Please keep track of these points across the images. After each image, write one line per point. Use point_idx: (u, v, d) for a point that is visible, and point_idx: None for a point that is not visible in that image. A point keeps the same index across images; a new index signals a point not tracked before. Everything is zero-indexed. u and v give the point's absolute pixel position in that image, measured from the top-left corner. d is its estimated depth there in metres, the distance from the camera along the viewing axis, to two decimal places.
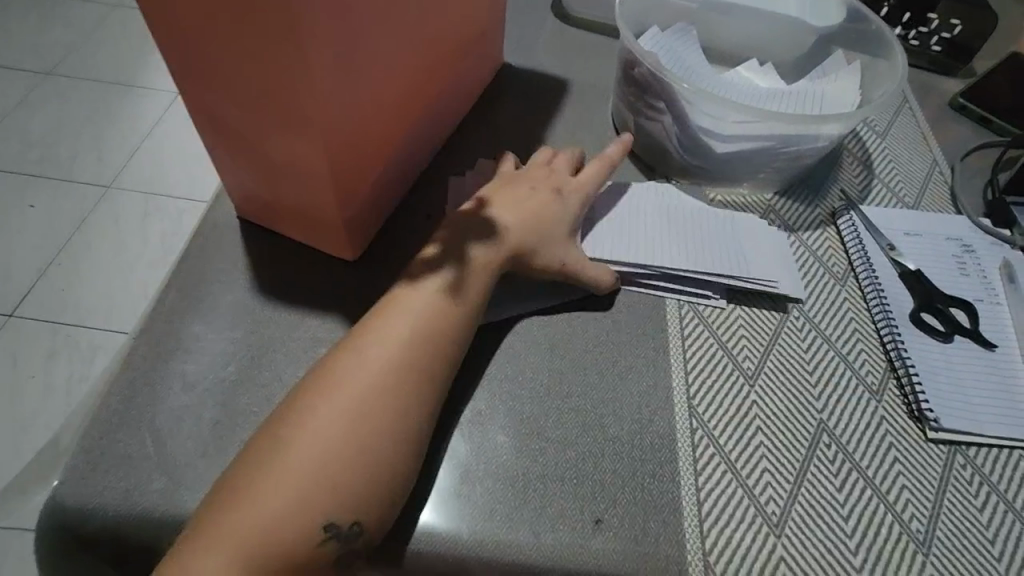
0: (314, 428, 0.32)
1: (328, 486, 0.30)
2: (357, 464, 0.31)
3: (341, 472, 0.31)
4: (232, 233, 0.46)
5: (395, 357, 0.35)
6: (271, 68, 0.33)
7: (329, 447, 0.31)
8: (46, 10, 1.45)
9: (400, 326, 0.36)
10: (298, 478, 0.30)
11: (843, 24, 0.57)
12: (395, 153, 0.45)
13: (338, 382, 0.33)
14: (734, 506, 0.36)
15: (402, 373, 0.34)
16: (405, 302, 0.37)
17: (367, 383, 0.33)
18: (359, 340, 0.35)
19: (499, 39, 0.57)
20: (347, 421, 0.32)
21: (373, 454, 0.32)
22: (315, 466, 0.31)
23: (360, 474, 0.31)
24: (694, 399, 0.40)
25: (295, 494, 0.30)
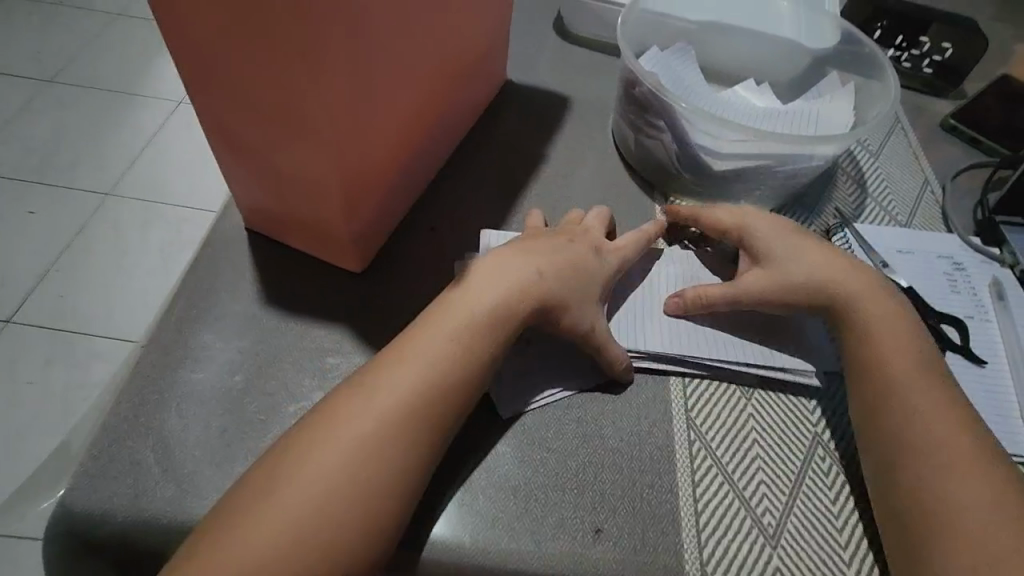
0: (324, 458, 0.31)
1: (337, 520, 0.30)
2: (353, 502, 0.31)
3: (336, 509, 0.30)
4: (239, 244, 0.47)
5: (409, 387, 0.34)
6: (285, 85, 0.34)
7: (331, 480, 0.31)
8: (50, 19, 1.46)
9: (419, 359, 0.35)
10: (299, 508, 0.30)
11: (837, 46, 0.59)
12: (401, 167, 0.46)
13: (348, 411, 0.33)
14: (731, 517, 0.37)
15: (414, 399, 0.34)
16: (420, 333, 0.37)
17: (376, 420, 0.33)
18: (375, 374, 0.35)
19: (503, 57, 0.59)
20: (360, 451, 0.32)
21: (369, 493, 0.31)
22: (322, 494, 0.30)
23: (371, 505, 0.31)
24: (692, 412, 0.41)
25: (303, 519, 0.30)
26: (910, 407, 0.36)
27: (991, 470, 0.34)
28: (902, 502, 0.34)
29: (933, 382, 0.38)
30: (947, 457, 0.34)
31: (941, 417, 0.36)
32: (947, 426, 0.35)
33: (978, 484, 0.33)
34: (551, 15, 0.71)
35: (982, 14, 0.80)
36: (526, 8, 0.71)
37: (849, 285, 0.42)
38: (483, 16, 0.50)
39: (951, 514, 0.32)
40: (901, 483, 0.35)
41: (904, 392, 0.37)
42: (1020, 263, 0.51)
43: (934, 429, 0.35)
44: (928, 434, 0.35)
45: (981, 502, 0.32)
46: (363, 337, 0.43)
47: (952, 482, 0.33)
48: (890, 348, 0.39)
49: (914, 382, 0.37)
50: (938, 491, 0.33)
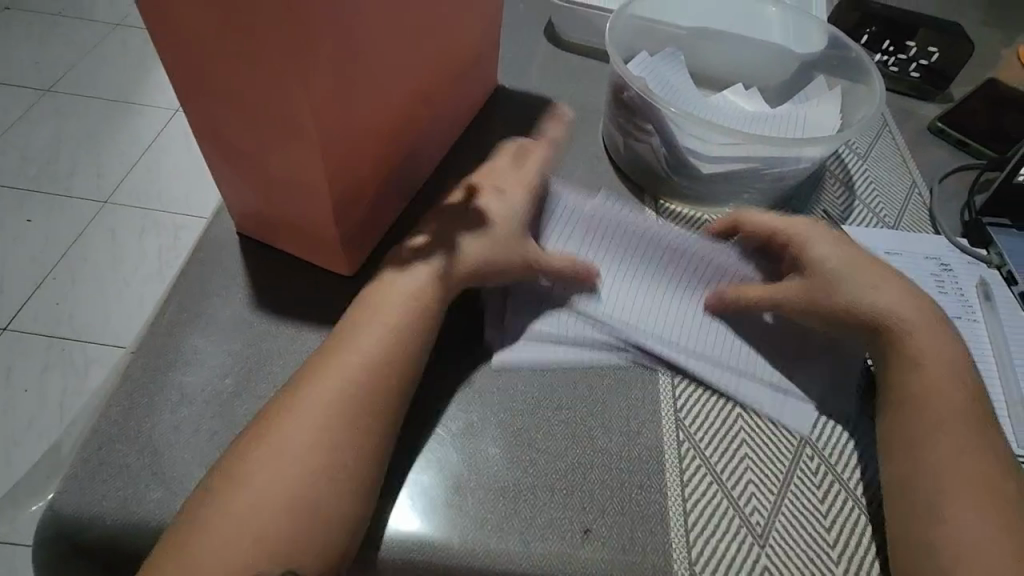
0: (274, 460, 0.33)
1: (295, 510, 0.32)
2: (305, 502, 0.33)
3: (285, 511, 0.32)
4: (231, 248, 0.47)
5: (352, 381, 0.36)
6: (274, 91, 0.35)
7: (281, 482, 0.33)
8: (48, 28, 1.47)
9: (361, 355, 0.37)
10: (250, 507, 0.32)
11: (824, 50, 0.59)
12: (392, 172, 0.46)
13: (299, 408, 0.35)
14: (719, 517, 0.37)
15: (358, 392, 0.36)
16: (361, 328, 0.39)
17: (314, 423, 0.35)
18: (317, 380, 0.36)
19: (494, 62, 0.59)
20: (312, 445, 0.34)
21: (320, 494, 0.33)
22: (283, 486, 0.33)
23: (327, 496, 0.33)
24: (682, 412, 0.41)
25: (264, 507, 0.32)
26: (938, 434, 0.37)
27: (1008, 509, 0.35)
28: (916, 526, 0.35)
29: (967, 415, 0.38)
30: (963, 490, 0.35)
31: (970, 453, 0.37)
32: (971, 460, 0.37)
33: (991, 518, 0.35)
34: (543, 22, 0.72)
35: (970, 19, 0.81)
36: (517, 15, 0.72)
37: (890, 306, 0.42)
38: (473, 22, 0.51)
39: (958, 544, 0.34)
40: (922, 510, 0.35)
41: (935, 423, 0.38)
42: (1006, 263, 0.52)
43: (958, 461, 0.36)
44: (951, 465, 0.36)
45: (991, 536, 0.34)
46: None
47: (964, 515, 0.35)
48: (929, 377, 0.39)
49: (945, 414, 0.38)
50: (949, 519, 0.35)
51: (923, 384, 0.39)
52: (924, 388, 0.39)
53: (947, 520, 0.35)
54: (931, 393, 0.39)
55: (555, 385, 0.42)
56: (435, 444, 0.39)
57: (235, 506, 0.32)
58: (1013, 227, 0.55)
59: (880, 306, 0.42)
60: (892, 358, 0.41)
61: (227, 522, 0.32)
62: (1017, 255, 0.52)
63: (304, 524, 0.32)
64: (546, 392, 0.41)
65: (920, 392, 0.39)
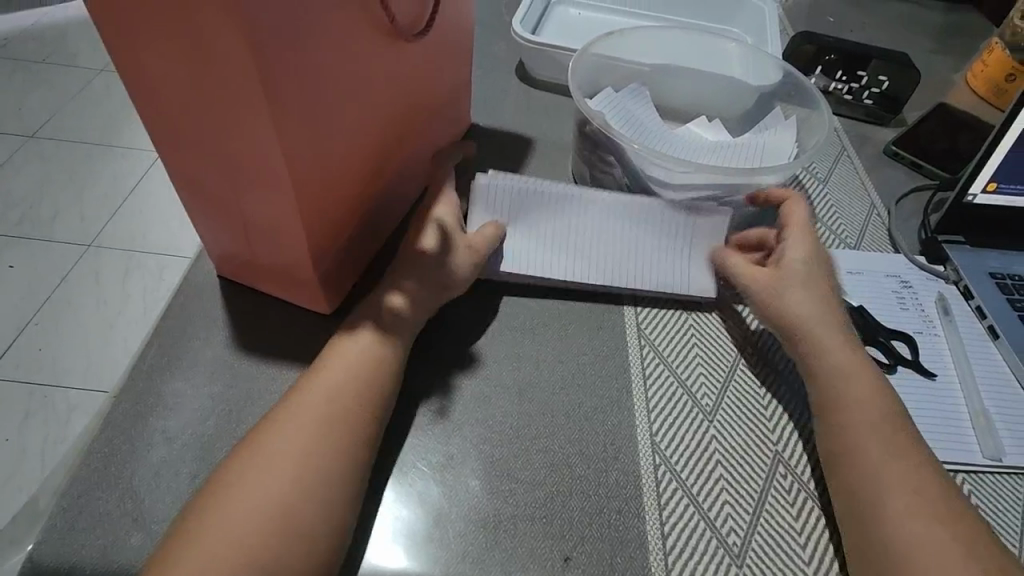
0: (266, 476, 0.34)
1: (283, 522, 0.33)
2: (293, 515, 0.33)
3: (274, 522, 0.33)
4: (212, 290, 0.48)
5: (338, 407, 0.37)
6: (244, 140, 0.36)
7: (270, 501, 0.33)
8: (31, 75, 1.50)
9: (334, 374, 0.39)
10: (241, 514, 0.33)
11: (779, 83, 0.63)
12: (367, 213, 0.48)
13: (296, 414, 0.37)
14: (696, 539, 0.37)
15: (349, 400, 0.38)
16: (335, 355, 0.40)
17: (302, 441, 0.35)
18: (297, 406, 0.37)
19: (466, 102, 0.62)
20: (303, 451, 0.35)
21: (308, 505, 0.34)
22: (269, 502, 0.33)
23: (302, 511, 0.33)
24: (657, 435, 0.42)
25: (252, 508, 0.33)
26: (870, 442, 0.39)
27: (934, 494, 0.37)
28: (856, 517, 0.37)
29: (884, 409, 0.41)
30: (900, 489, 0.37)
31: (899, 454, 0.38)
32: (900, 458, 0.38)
33: (914, 501, 0.36)
34: (514, 61, 0.75)
35: (921, 48, 0.86)
36: (490, 57, 0.75)
37: (807, 315, 0.45)
38: (443, 66, 0.53)
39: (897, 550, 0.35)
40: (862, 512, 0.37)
41: (856, 426, 0.40)
42: (961, 279, 0.54)
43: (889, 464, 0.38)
44: (883, 460, 0.38)
45: (918, 524, 0.35)
46: None
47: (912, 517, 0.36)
48: (849, 387, 0.41)
49: (868, 415, 0.40)
50: (893, 521, 0.35)
51: (857, 392, 0.41)
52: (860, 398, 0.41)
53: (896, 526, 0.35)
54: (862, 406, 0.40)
55: (532, 408, 0.43)
56: (415, 478, 0.39)
57: (223, 520, 0.32)
58: (967, 243, 0.57)
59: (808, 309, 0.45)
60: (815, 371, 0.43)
61: (209, 546, 0.31)
62: (972, 270, 0.54)
63: (294, 521, 0.33)
64: (520, 418, 0.42)
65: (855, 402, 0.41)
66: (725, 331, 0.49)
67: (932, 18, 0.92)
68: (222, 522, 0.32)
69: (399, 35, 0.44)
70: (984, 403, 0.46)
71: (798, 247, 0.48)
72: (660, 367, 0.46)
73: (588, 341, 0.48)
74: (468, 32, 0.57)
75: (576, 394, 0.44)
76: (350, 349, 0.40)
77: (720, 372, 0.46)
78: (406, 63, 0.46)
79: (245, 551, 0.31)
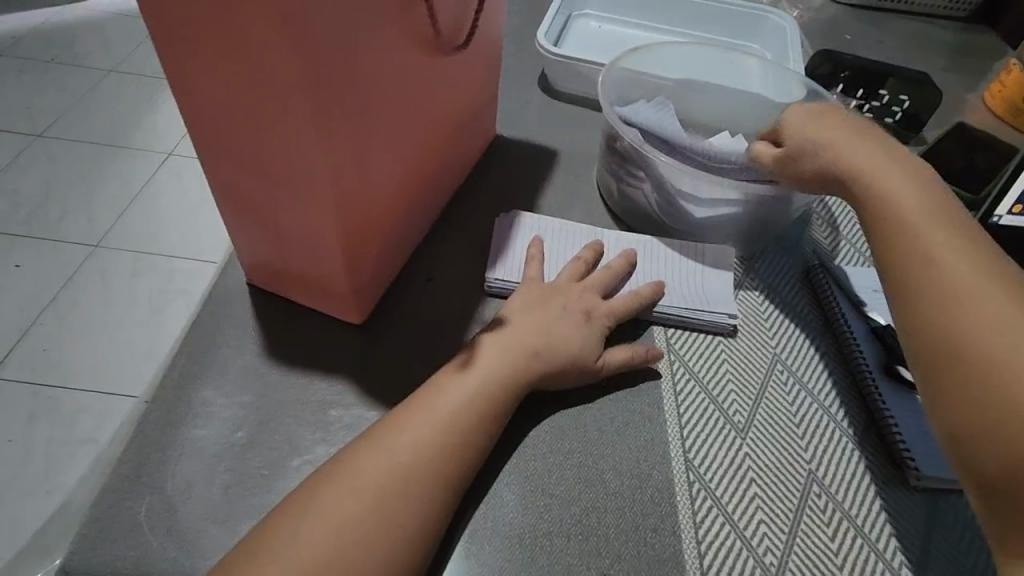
0: (335, 511, 0.33)
1: (347, 562, 0.32)
2: (359, 557, 0.32)
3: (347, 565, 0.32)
4: (242, 298, 0.48)
5: (423, 436, 0.37)
6: (290, 148, 0.36)
7: (341, 538, 0.32)
8: (40, 75, 1.50)
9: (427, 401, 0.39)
10: (309, 549, 0.32)
11: (804, 99, 0.63)
12: (399, 224, 0.48)
13: (374, 450, 0.36)
14: (734, 559, 0.37)
15: (442, 444, 0.37)
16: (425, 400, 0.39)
17: (380, 480, 0.35)
18: (389, 441, 0.36)
19: (492, 113, 0.62)
20: (382, 494, 0.34)
21: (377, 551, 0.33)
22: (339, 538, 0.32)
23: (350, 539, 0.33)
24: (690, 452, 0.42)
25: (321, 549, 0.32)
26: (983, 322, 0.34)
27: None
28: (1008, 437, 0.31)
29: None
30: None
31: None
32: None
33: None
34: (535, 72, 0.75)
35: (937, 66, 0.87)
36: (512, 68, 0.75)
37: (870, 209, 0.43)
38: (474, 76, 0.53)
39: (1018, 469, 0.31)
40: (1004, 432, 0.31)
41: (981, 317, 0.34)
42: None
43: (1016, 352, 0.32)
44: None
45: None
46: (365, 387, 0.43)
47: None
48: (954, 272, 0.36)
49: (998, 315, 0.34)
50: None
51: (959, 278, 0.36)
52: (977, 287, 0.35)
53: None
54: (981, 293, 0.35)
55: (567, 423, 0.43)
56: None
57: (289, 554, 0.32)
58: None
59: (880, 204, 0.42)
60: (905, 262, 0.38)
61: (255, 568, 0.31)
62: None
63: (359, 562, 0.32)
64: (553, 434, 0.42)
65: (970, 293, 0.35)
66: (756, 348, 0.49)
67: (946, 38, 0.92)
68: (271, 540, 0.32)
69: (439, 47, 0.44)
70: None
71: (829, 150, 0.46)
72: (692, 385, 0.46)
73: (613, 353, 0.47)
74: (498, 44, 0.57)
75: (610, 409, 0.44)
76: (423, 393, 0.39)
77: (753, 389, 0.46)
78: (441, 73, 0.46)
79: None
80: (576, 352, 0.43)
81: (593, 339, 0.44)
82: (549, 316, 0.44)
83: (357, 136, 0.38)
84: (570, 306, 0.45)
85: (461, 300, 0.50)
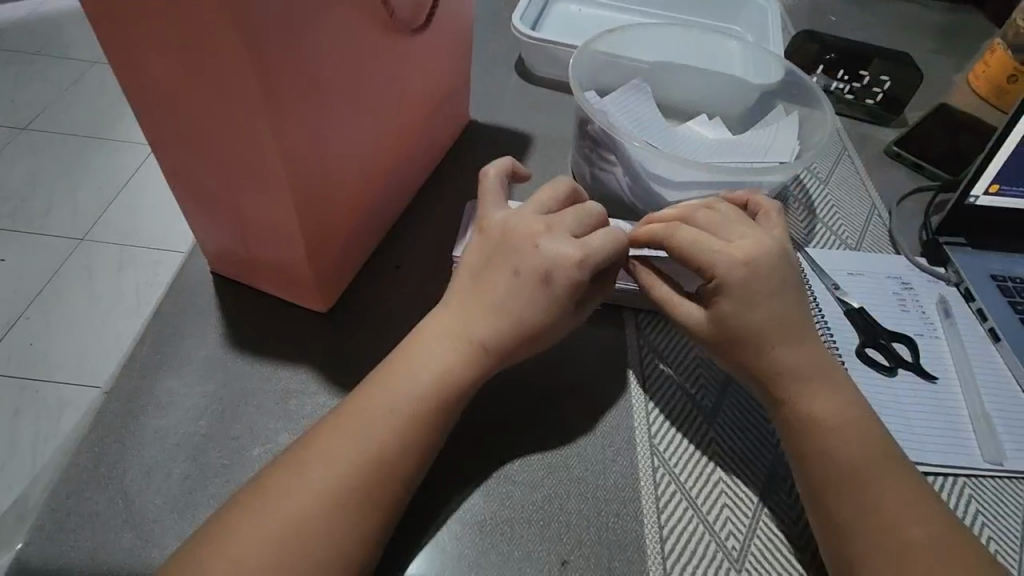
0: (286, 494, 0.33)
1: (295, 548, 0.31)
2: (310, 544, 0.32)
3: (293, 553, 0.31)
4: (207, 288, 0.47)
5: (374, 422, 0.35)
6: (239, 138, 0.36)
7: (288, 524, 0.32)
8: (23, 67, 1.48)
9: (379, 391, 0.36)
10: (258, 533, 0.31)
11: (782, 81, 0.62)
12: (365, 211, 0.47)
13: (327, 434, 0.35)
14: (695, 543, 0.37)
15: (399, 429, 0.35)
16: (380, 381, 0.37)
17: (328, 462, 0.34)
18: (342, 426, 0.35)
19: (465, 98, 0.61)
20: (331, 480, 0.33)
21: (329, 536, 0.32)
22: (286, 524, 0.32)
23: (305, 531, 0.32)
24: (655, 437, 0.42)
25: (269, 534, 0.32)
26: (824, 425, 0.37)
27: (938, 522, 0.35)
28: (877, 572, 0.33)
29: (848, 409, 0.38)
30: (885, 518, 0.34)
31: (858, 448, 0.36)
32: (868, 456, 0.36)
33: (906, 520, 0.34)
34: (513, 57, 0.74)
35: (922, 47, 0.85)
36: (490, 53, 0.74)
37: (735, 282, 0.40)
38: (443, 61, 0.53)
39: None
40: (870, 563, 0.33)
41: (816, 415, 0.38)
42: (963, 280, 0.54)
43: (848, 474, 0.36)
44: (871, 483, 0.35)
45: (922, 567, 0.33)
46: (329, 376, 0.43)
47: (915, 541, 0.33)
48: (788, 360, 0.39)
49: (838, 421, 0.37)
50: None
51: (796, 366, 0.39)
52: (807, 400, 0.38)
53: (881, 561, 0.33)
54: (810, 390, 0.38)
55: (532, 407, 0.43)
56: None
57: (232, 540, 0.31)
58: (967, 244, 0.57)
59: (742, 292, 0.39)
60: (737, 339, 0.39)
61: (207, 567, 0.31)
62: (974, 273, 0.54)
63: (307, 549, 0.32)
64: (518, 418, 0.42)
65: (804, 413, 0.38)
66: None
67: (933, 19, 0.91)
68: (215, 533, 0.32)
69: (399, 29, 0.43)
70: (986, 407, 0.46)
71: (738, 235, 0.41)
72: (661, 369, 0.45)
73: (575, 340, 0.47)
74: (468, 27, 0.57)
75: (577, 394, 0.44)
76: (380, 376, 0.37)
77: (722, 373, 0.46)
78: (404, 57, 0.46)
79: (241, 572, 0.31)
80: (536, 320, 0.39)
81: (557, 309, 0.39)
82: (497, 285, 0.39)
83: (311, 120, 0.37)
84: (524, 268, 0.39)
85: (429, 287, 0.49)
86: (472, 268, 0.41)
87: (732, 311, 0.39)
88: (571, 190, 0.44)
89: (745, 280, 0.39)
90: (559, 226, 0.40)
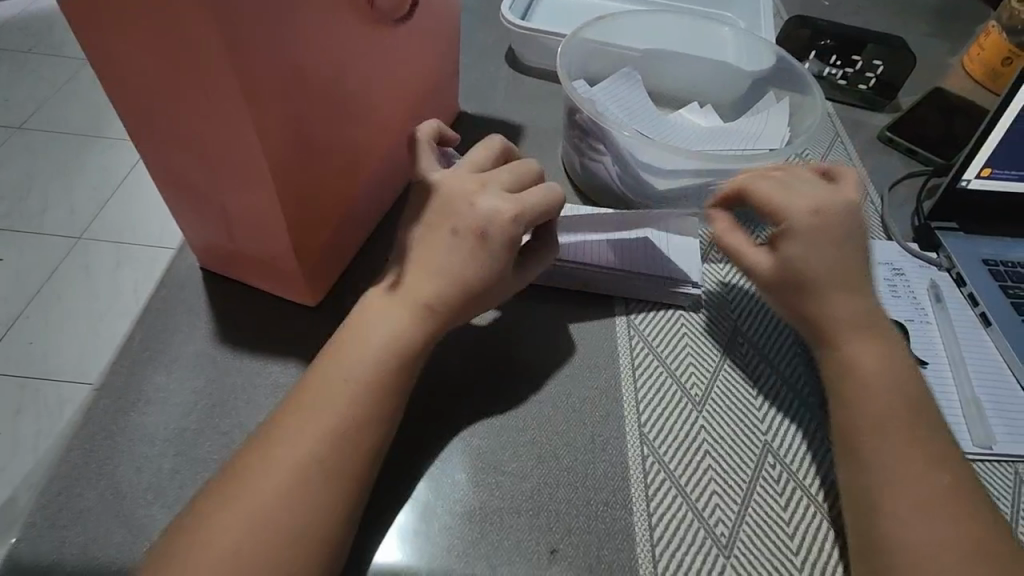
0: (264, 474, 0.33)
1: (273, 526, 0.32)
2: (287, 524, 0.32)
3: (271, 529, 0.32)
4: (195, 283, 0.47)
5: (352, 404, 0.35)
6: (221, 131, 0.36)
7: (267, 506, 0.32)
8: (17, 66, 1.47)
9: (341, 367, 0.36)
10: (239, 513, 0.32)
11: (773, 67, 0.61)
12: (353, 205, 0.47)
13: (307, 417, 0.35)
14: (684, 530, 0.37)
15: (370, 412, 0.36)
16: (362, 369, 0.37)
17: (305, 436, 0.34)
18: (310, 402, 0.35)
19: (454, 89, 0.61)
20: (313, 464, 0.33)
21: (304, 516, 0.32)
22: (266, 506, 0.32)
23: (285, 511, 0.32)
24: (645, 426, 0.42)
25: (249, 517, 0.32)
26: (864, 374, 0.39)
27: (955, 475, 0.36)
28: (884, 518, 0.34)
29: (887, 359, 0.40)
30: (902, 461, 0.36)
31: (874, 403, 0.38)
32: (901, 407, 0.38)
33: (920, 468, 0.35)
34: (504, 47, 0.74)
35: (918, 32, 0.85)
36: (481, 44, 0.74)
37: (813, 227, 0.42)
38: (430, 53, 0.52)
39: (903, 535, 0.33)
40: (875, 514, 0.35)
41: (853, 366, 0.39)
42: (955, 266, 0.53)
43: (882, 421, 0.37)
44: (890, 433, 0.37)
45: (935, 518, 0.34)
46: None
47: (931, 490, 0.35)
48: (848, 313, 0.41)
49: (877, 377, 0.39)
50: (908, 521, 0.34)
51: (873, 318, 0.41)
52: (856, 353, 0.40)
53: (899, 508, 0.34)
54: (857, 342, 0.40)
55: (523, 399, 0.43)
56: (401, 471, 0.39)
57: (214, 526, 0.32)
58: (960, 229, 0.56)
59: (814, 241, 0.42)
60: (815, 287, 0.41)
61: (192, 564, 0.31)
62: (966, 258, 0.54)
63: (284, 530, 0.32)
64: (507, 410, 0.42)
65: (850, 365, 0.40)
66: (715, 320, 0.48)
67: (929, 3, 0.90)
68: (199, 527, 0.32)
69: (380, 19, 0.43)
70: (975, 391, 0.46)
71: (784, 195, 0.43)
72: (651, 359, 0.45)
73: (535, 314, 0.48)
74: (456, 17, 0.56)
75: (566, 384, 0.44)
76: (328, 354, 0.37)
77: (712, 361, 0.46)
78: (388, 48, 0.45)
79: (228, 565, 0.31)
80: (482, 276, 0.39)
81: (499, 264, 0.40)
82: (438, 249, 0.40)
83: (298, 106, 0.37)
84: (461, 225, 0.39)
85: None
86: (416, 229, 0.41)
87: (801, 257, 0.42)
88: (504, 151, 0.46)
89: (815, 228, 0.42)
90: (492, 183, 0.41)
